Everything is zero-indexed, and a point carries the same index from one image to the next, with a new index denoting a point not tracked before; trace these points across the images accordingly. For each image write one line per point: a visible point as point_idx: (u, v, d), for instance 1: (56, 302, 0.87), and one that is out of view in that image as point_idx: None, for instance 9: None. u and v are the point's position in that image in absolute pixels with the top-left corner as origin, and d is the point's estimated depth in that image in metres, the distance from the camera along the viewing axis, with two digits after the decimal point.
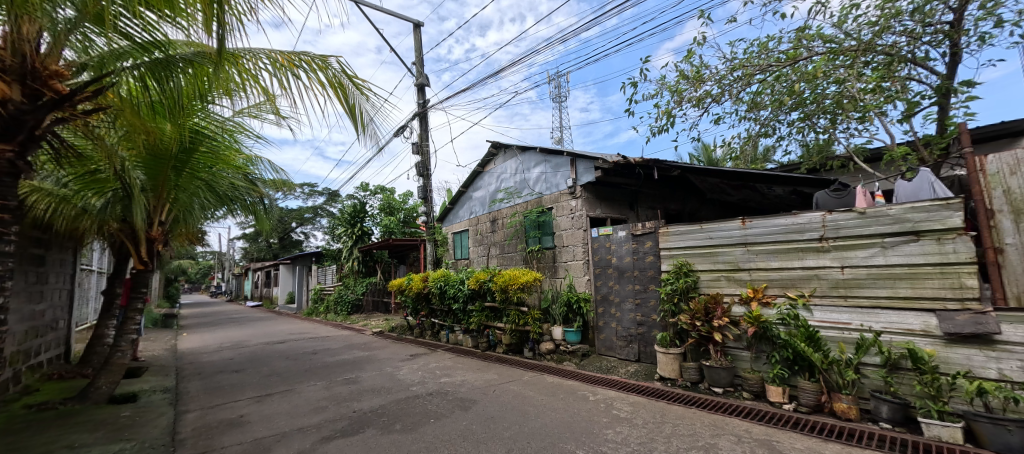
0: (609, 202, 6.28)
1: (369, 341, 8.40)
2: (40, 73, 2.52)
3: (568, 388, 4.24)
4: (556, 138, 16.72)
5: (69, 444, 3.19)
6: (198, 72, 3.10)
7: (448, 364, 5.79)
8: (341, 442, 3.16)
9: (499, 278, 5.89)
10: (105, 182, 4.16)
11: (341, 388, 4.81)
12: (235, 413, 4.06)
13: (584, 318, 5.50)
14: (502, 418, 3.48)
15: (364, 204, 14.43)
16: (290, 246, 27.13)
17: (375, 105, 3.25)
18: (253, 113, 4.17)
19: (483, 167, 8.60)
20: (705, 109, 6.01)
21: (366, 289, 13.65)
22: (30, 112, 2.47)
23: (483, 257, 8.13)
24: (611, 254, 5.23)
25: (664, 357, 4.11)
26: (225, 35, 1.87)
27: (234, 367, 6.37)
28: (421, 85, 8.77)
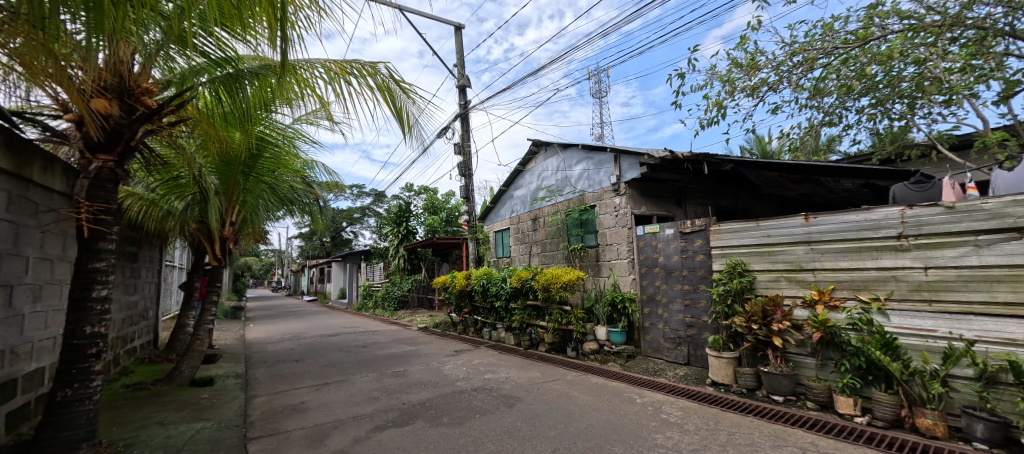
0: (655, 199, 6.08)
1: (415, 337, 8.69)
2: (133, 91, 2.84)
3: (613, 390, 4.16)
4: (596, 133, 16.46)
5: (159, 421, 3.56)
6: (263, 83, 3.35)
7: (491, 361, 5.87)
8: (392, 432, 3.30)
9: (541, 276, 5.88)
10: (185, 187, 4.61)
11: (390, 380, 5.01)
12: (297, 400, 4.36)
13: (629, 318, 5.37)
14: (546, 417, 3.48)
15: (409, 204, 14.95)
16: (342, 244, 28.65)
17: (421, 107, 3.36)
18: (310, 119, 4.44)
19: (524, 165, 8.61)
20: (761, 98, 5.66)
21: (411, 286, 14.14)
22: (127, 126, 2.80)
23: (525, 256, 8.14)
24: (658, 253, 5.06)
25: (717, 362, 3.92)
26: (286, 48, 1.98)
27: (294, 357, 6.83)
28: (462, 86, 8.93)
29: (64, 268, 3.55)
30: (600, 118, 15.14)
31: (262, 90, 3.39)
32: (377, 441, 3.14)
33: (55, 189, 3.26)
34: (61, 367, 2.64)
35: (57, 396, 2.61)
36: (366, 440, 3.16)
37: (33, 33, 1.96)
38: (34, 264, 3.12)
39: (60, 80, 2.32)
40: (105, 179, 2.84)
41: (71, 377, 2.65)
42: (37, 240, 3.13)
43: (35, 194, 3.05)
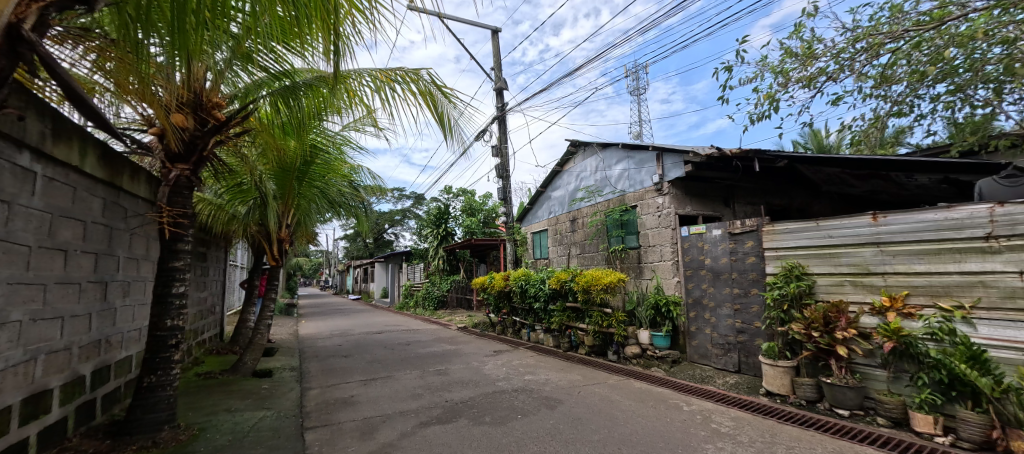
0: (701, 198, 5.84)
1: (455, 336, 8.86)
2: (205, 105, 3.12)
3: (658, 396, 4.03)
4: (634, 131, 16.11)
5: (227, 408, 3.87)
6: (317, 93, 3.56)
7: (531, 362, 5.86)
8: (437, 428, 3.39)
9: (582, 278, 5.80)
10: (247, 192, 4.96)
11: (433, 378, 5.14)
12: (347, 393, 4.58)
13: (674, 322, 5.18)
14: (589, 421, 3.43)
15: (447, 206, 15.28)
16: (385, 245, 29.72)
17: (461, 111, 3.42)
18: (356, 126, 4.66)
19: (563, 166, 8.55)
20: (818, 89, 5.29)
21: (450, 286, 14.44)
22: (201, 137, 3.09)
23: (563, 257, 8.07)
24: (705, 255, 4.86)
25: (772, 370, 3.70)
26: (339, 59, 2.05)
27: (343, 353, 7.18)
28: (499, 89, 9.02)
29: (148, 266, 3.93)
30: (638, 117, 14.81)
31: (315, 100, 3.59)
32: (422, 436, 3.23)
33: (141, 196, 3.64)
34: (148, 355, 2.95)
35: (145, 381, 2.91)
36: (412, 435, 3.27)
37: (125, 57, 2.21)
38: (125, 263, 3.49)
39: (146, 98, 2.59)
40: (182, 186, 3.14)
41: (155, 365, 2.94)
42: (126, 241, 3.50)
43: (125, 201, 3.42)
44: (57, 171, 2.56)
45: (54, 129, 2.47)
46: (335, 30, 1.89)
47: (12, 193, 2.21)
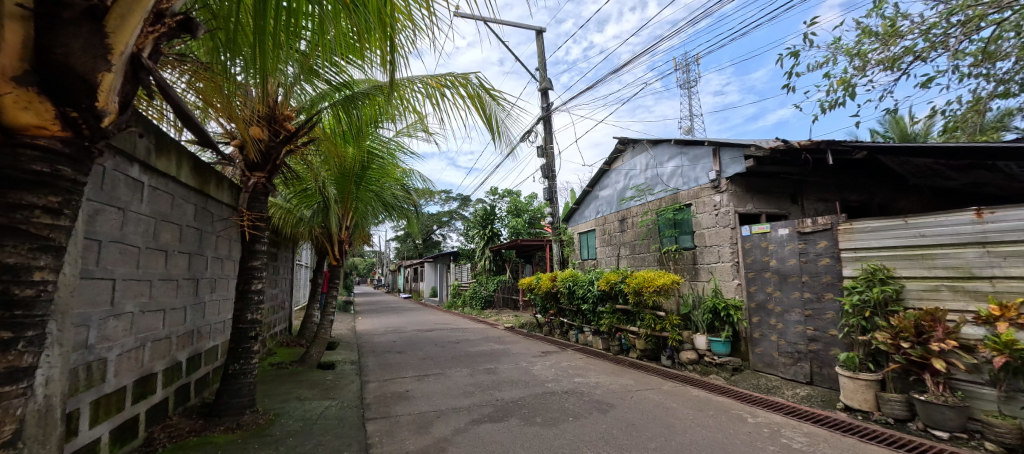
0: (764, 195, 5.46)
1: (501, 336, 8.94)
2: (278, 118, 3.41)
3: (719, 405, 3.82)
4: (684, 126, 15.38)
5: (297, 396, 4.20)
6: (373, 102, 3.76)
7: (580, 364, 5.79)
8: (489, 426, 3.45)
9: (633, 279, 5.65)
10: (312, 197, 5.34)
11: (483, 376, 5.24)
12: (403, 388, 4.79)
13: (734, 327, 4.86)
14: (644, 427, 3.33)
15: (493, 207, 15.48)
16: (433, 246, 30.63)
17: (509, 113, 3.45)
18: (408, 132, 4.85)
19: (610, 165, 8.36)
20: (903, 70, 4.78)
21: (497, 287, 14.62)
22: (274, 148, 3.38)
23: (613, 258, 7.87)
24: (770, 256, 4.58)
25: (851, 384, 3.38)
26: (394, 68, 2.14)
27: (397, 349, 7.51)
28: (545, 89, 9.00)
29: (231, 265, 4.34)
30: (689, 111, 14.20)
31: (372, 108, 3.79)
32: (475, 433, 3.30)
33: (226, 202, 4.04)
34: (233, 345, 3.26)
35: (230, 369, 3.22)
36: (466, 431, 3.35)
37: (215, 78, 2.46)
38: (212, 262, 3.89)
39: (230, 114, 2.87)
40: (259, 193, 3.45)
41: (239, 354, 3.25)
42: (214, 243, 3.89)
43: (213, 206, 3.81)
44: (159, 180, 2.90)
45: (158, 144, 2.81)
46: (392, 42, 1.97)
47: (125, 200, 2.53)
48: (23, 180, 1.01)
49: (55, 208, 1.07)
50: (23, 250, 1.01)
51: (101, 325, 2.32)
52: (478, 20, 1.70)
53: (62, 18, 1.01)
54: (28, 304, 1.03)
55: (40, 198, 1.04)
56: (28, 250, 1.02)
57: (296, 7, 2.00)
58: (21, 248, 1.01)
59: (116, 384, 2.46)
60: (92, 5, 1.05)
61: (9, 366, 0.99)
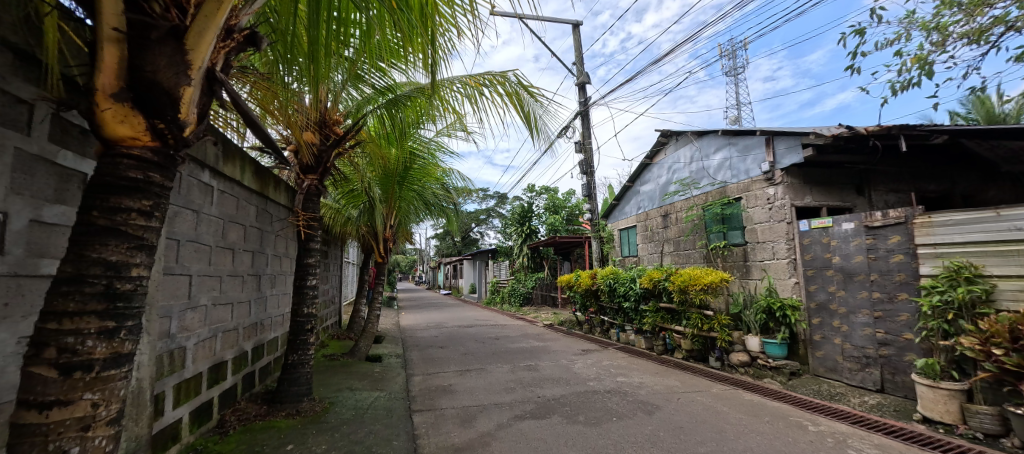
0: (825, 186, 5.08)
1: (541, 333, 8.94)
2: (328, 122, 3.59)
3: (775, 410, 3.61)
4: (731, 115, 14.55)
5: (348, 386, 4.42)
6: (414, 103, 3.88)
7: (622, 364, 5.66)
8: (531, 423, 3.46)
9: (677, 277, 5.44)
10: (358, 197, 5.56)
11: (524, 373, 5.26)
12: (446, 382, 4.91)
13: (790, 328, 4.57)
14: (692, 431, 3.21)
15: (531, 204, 15.46)
16: (471, 243, 31.09)
17: (547, 109, 3.42)
18: (448, 132, 4.95)
19: (652, 158, 8.10)
20: (992, 43, 4.27)
21: (536, 284, 14.61)
22: (325, 151, 3.57)
23: (656, 255, 7.62)
24: (832, 252, 4.27)
25: (931, 394, 3.08)
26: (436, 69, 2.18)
27: (439, 344, 7.71)
28: (582, 83, 8.85)
29: (288, 263, 4.62)
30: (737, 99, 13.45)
31: (413, 110, 3.91)
32: (518, 429, 3.33)
33: (283, 203, 4.31)
34: (292, 337, 3.48)
35: (289, 359, 3.44)
36: (508, 427, 3.38)
37: (273, 87, 2.63)
38: (273, 259, 4.17)
39: (286, 120, 3.06)
40: (312, 194, 3.66)
41: (297, 345, 3.46)
42: (273, 242, 4.16)
43: (273, 208, 4.09)
44: (227, 184, 3.15)
45: (225, 151, 3.05)
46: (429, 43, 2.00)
47: (198, 203, 2.76)
48: (122, 186, 1.13)
49: (148, 211, 1.18)
50: (122, 249, 1.13)
51: (181, 316, 2.56)
52: (515, 17, 1.70)
53: (151, 39, 1.14)
54: (128, 296, 1.15)
55: (136, 202, 1.15)
56: (127, 249, 1.13)
57: (344, 17, 2.10)
58: (120, 247, 1.12)
59: (194, 370, 2.70)
60: (174, 25, 1.17)
61: (113, 352, 1.11)
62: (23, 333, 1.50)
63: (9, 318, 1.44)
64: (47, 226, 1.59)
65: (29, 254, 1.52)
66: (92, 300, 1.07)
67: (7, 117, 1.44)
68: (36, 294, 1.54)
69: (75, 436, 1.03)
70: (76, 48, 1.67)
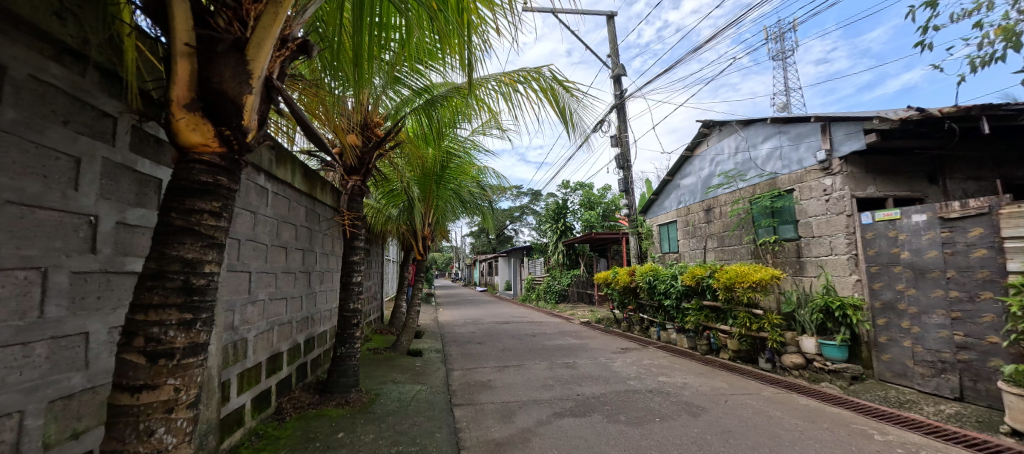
0: (891, 175, 4.68)
1: (578, 331, 8.85)
2: (369, 125, 3.72)
3: (834, 417, 3.38)
4: (778, 103, 13.70)
5: (392, 379, 4.58)
6: (450, 103, 3.94)
7: (663, 363, 5.50)
8: (571, 420, 3.44)
9: (723, 274, 5.20)
10: (397, 197, 5.72)
11: (561, 370, 5.24)
12: (485, 377, 4.97)
13: (852, 329, 4.20)
14: (742, 435, 3.07)
15: (565, 201, 15.31)
16: (505, 240, 31.26)
17: (583, 103, 3.36)
18: (483, 130, 4.98)
19: (693, 150, 7.78)
20: None
21: (572, 281, 14.47)
22: (367, 152, 3.71)
23: (698, 251, 7.33)
24: (900, 247, 3.93)
25: (1021, 404, 2.77)
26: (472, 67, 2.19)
27: (477, 340, 7.82)
28: (618, 75, 8.64)
29: (335, 260, 4.83)
30: (785, 85, 12.66)
31: (450, 110, 3.96)
32: (558, 426, 3.32)
33: (330, 203, 4.51)
34: (340, 330, 3.65)
35: (338, 352, 3.60)
36: (548, 424, 3.38)
37: (320, 92, 2.75)
38: (321, 257, 4.39)
39: (331, 124, 3.19)
40: (356, 194, 3.81)
41: (344, 339, 3.62)
42: (321, 240, 4.37)
43: (320, 208, 4.29)
44: (280, 186, 3.34)
45: (277, 156, 3.24)
46: (465, 41, 2.01)
47: (255, 205, 2.95)
48: (195, 189, 1.23)
49: (217, 212, 1.28)
50: (197, 247, 1.22)
51: (242, 310, 2.75)
52: (552, 11, 1.69)
53: (217, 51, 1.23)
54: (202, 290, 1.25)
55: (207, 204, 1.25)
56: (200, 247, 1.23)
57: (384, 22, 2.15)
58: (195, 245, 1.22)
59: (254, 360, 2.90)
60: (236, 38, 1.26)
61: (191, 342, 1.21)
62: (113, 323, 1.66)
63: (101, 310, 1.60)
64: (130, 227, 1.75)
65: (116, 252, 1.68)
66: (173, 294, 1.17)
67: (95, 130, 1.60)
68: (123, 289, 1.71)
69: (161, 418, 1.14)
70: (151, 64, 1.83)
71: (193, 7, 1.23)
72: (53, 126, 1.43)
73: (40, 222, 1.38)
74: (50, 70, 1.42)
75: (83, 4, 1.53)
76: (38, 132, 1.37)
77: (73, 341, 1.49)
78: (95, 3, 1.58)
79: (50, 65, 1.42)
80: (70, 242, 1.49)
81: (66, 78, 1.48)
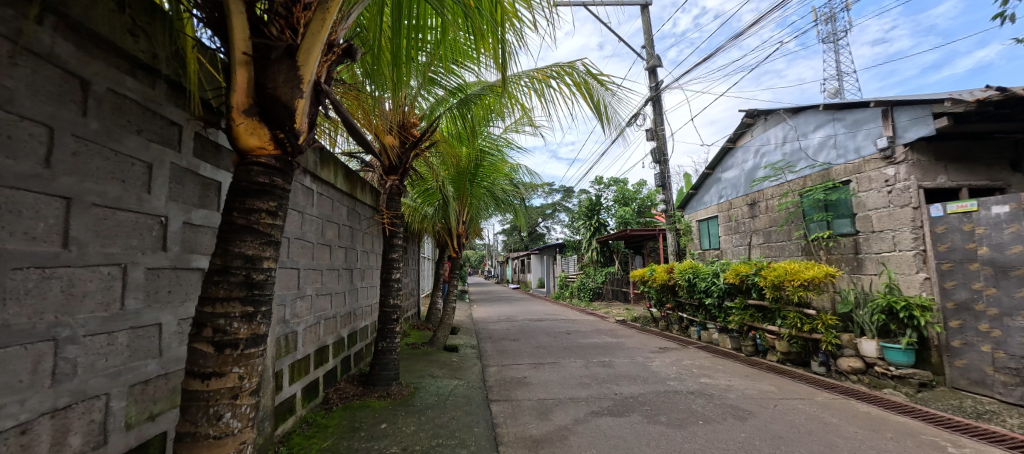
0: (964, 163, 4.27)
1: (614, 329, 8.69)
2: (406, 126, 3.81)
3: (900, 426, 3.13)
4: (828, 89, 12.81)
5: (430, 373, 4.69)
6: (483, 102, 3.97)
7: (705, 364, 5.30)
8: (610, 420, 3.39)
9: (771, 272, 4.93)
10: (432, 196, 5.82)
11: (598, 369, 5.16)
12: (521, 374, 4.99)
13: (918, 331, 3.89)
14: (795, 442, 2.91)
15: (599, 197, 15.06)
16: (538, 238, 31.16)
17: (618, 97, 3.29)
18: (515, 127, 4.99)
19: (736, 142, 7.42)
20: None
21: (606, 279, 14.23)
22: (404, 153, 3.81)
23: (742, 247, 7.00)
24: (978, 242, 3.59)
25: None
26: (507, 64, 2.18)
27: (512, 337, 7.87)
28: (654, 67, 8.37)
29: (374, 258, 5.00)
30: (836, 70, 11.83)
31: (483, 108, 3.99)
32: (596, 425, 3.28)
33: (369, 203, 4.66)
34: (382, 325, 3.77)
35: (380, 346, 3.72)
36: (586, 422, 3.35)
37: (359, 96, 2.85)
38: (362, 254, 4.55)
39: (370, 125, 3.29)
40: (395, 194, 3.91)
41: (386, 333, 3.74)
42: (361, 238, 4.52)
43: (361, 208, 4.45)
44: (324, 187, 3.49)
45: (321, 157, 3.39)
46: (498, 38, 2.00)
47: (302, 204, 3.10)
48: (253, 189, 1.31)
49: (273, 211, 1.35)
50: (256, 244, 1.30)
51: (292, 305, 2.91)
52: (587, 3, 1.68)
53: (271, 58, 1.31)
54: (261, 285, 1.32)
55: (264, 204, 1.32)
56: (260, 244, 1.31)
57: (420, 24, 2.19)
58: (255, 242, 1.30)
59: (304, 352, 3.05)
60: (289, 44, 1.33)
61: (252, 333, 1.29)
62: (182, 315, 1.80)
63: (172, 303, 1.74)
64: (194, 227, 1.88)
65: (184, 249, 1.82)
66: (236, 288, 1.25)
67: (164, 138, 1.73)
68: (190, 283, 1.85)
69: (227, 403, 1.23)
70: (211, 74, 1.96)
71: (249, 18, 1.30)
72: (129, 134, 1.56)
73: (120, 222, 1.51)
74: (126, 83, 1.55)
75: (153, 21, 1.65)
76: (117, 141, 1.50)
77: (148, 331, 1.63)
78: (163, 19, 1.70)
79: (126, 79, 1.55)
80: (145, 241, 1.62)
81: (139, 90, 1.61)
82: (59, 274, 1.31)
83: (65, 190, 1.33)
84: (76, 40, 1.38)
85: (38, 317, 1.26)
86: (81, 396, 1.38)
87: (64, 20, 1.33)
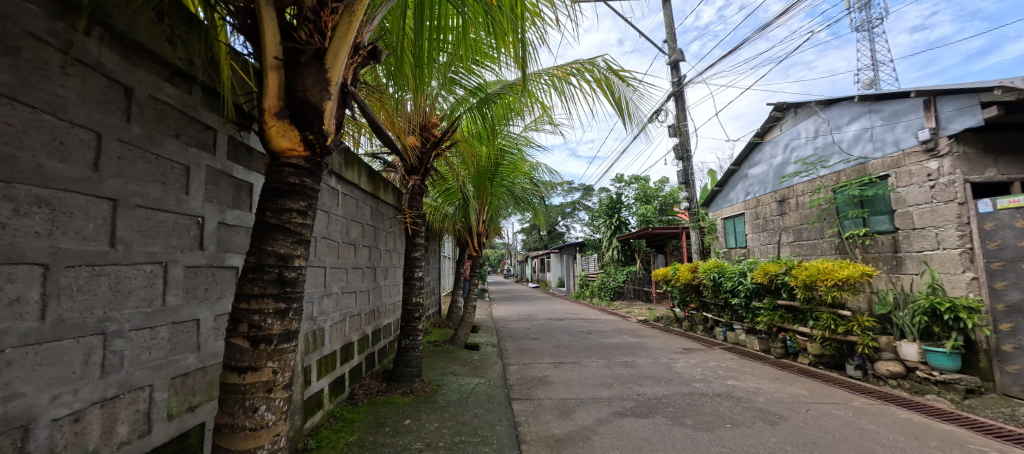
0: (1016, 155, 4.00)
1: (636, 329, 8.57)
2: (427, 126, 3.85)
3: (944, 434, 2.97)
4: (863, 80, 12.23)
5: (452, 371, 4.74)
6: (503, 101, 3.98)
7: (731, 366, 5.16)
8: (633, 421, 3.35)
9: (802, 271, 4.75)
10: (452, 195, 5.85)
11: (620, 369, 5.10)
12: (542, 373, 4.99)
13: (964, 334, 3.67)
14: (830, 448, 2.80)
15: (620, 196, 14.87)
16: (557, 237, 31.03)
17: (639, 93, 3.25)
18: (534, 125, 4.98)
19: (763, 137, 7.18)
20: None
21: (627, 278, 14.04)
22: (426, 153, 3.86)
23: (771, 246, 6.78)
24: None
25: None
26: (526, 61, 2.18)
27: (533, 336, 7.86)
28: (676, 61, 8.20)
29: (397, 256, 5.08)
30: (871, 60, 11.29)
31: (503, 107, 4.00)
32: (620, 426, 3.24)
33: (392, 203, 4.74)
34: (405, 323, 3.83)
35: (403, 343, 3.78)
36: (609, 423, 3.32)
37: (381, 97, 2.89)
38: (385, 253, 4.63)
39: (392, 126, 3.34)
40: (417, 193, 3.97)
41: (409, 331, 3.80)
42: (384, 237, 4.60)
43: (384, 207, 4.52)
44: (349, 187, 3.57)
45: (346, 158, 3.46)
46: (518, 36, 1.99)
47: (328, 204, 3.17)
48: (285, 190, 1.35)
49: (303, 210, 1.39)
50: (288, 243, 1.34)
51: (320, 302, 2.99)
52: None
53: (300, 62, 1.34)
54: (293, 282, 1.36)
55: (295, 203, 1.37)
56: (291, 243, 1.35)
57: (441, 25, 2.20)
58: (287, 241, 1.34)
59: (330, 347, 3.13)
60: (317, 48, 1.36)
61: (285, 329, 1.33)
62: (218, 311, 1.87)
63: (208, 299, 1.82)
64: (228, 227, 1.96)
65: (219, 248, 1.89)
66: (270, 285, 1.30)
67: (201, 141, 1.80)
68: (225, 281, 1.92)
69: (262, 396, 1.27)
70: (242, 80, 2.03)
71: (279, 23, 1.34)
72: (169, 139, 1.64)
73: (161, 222, 1.59)
74: (166, 90, 1.62)
75: (189, 30, 1.72)
76: (157, 145, 1.58)
77: (187, 326, 1.70)
78: (198, 28, 1.77)
79: (165, 86, 1.62)
80: (184, 240, 1.70)
81: (177, 96, 1.68)
82: (107, 271, 1.39)
83: (112, 192, 1.40)
84: (120, 49, 1.45)
85: (88, 312, 1.33)
86: (128, 387, 1.45)
87: (109, 31, 1.40)
